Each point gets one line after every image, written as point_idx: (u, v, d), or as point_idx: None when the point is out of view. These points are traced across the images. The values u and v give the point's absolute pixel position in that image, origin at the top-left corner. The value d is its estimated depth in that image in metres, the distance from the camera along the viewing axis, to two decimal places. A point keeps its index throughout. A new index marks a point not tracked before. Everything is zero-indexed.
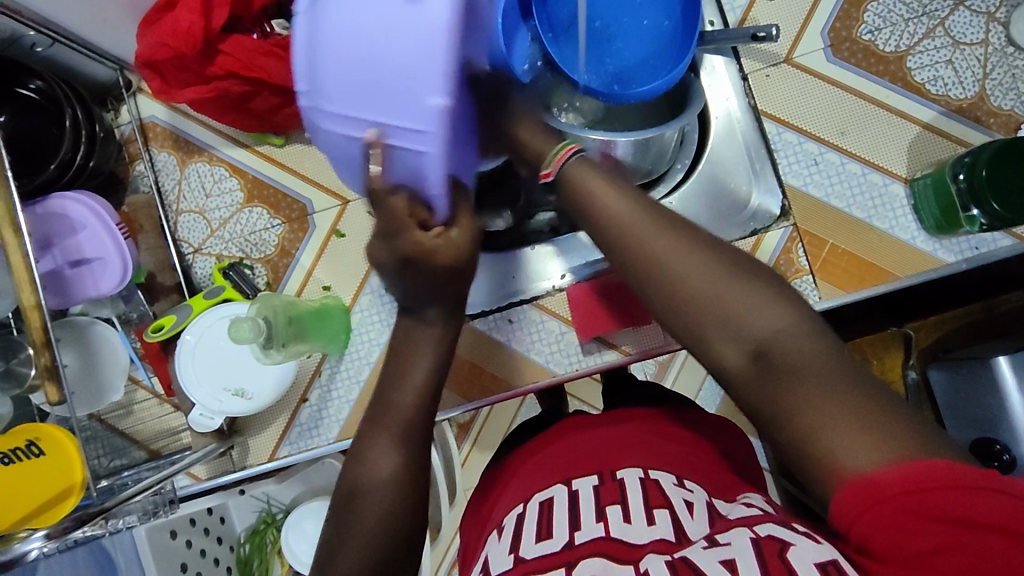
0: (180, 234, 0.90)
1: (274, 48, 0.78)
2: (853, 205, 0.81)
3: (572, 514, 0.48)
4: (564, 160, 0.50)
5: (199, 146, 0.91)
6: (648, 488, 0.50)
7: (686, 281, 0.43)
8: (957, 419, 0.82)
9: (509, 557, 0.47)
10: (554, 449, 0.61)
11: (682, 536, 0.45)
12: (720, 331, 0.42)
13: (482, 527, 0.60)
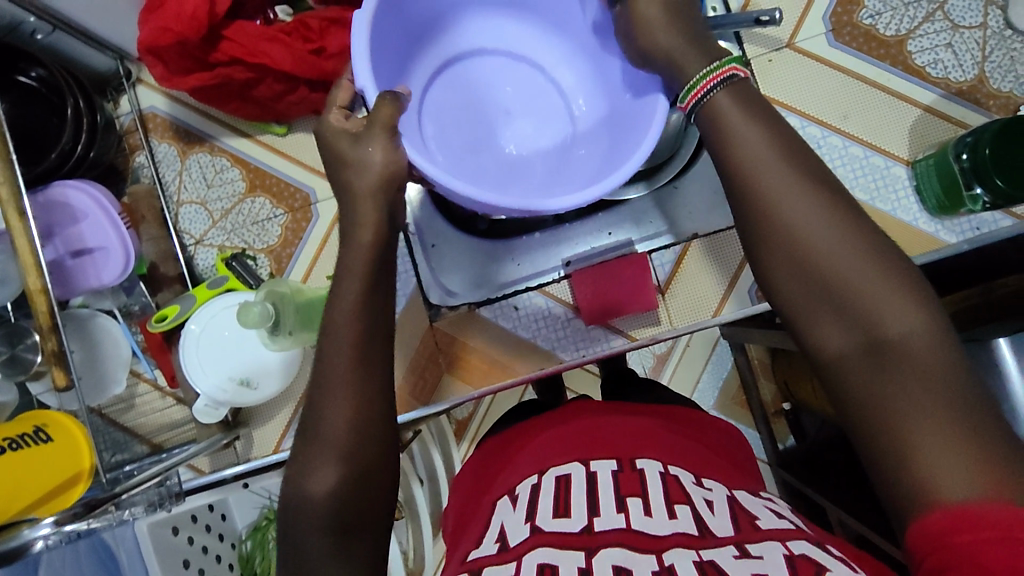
0: (181, 225, 0.89)
1: (278, 34, 0.78)
2: (856, 187, 0.82)
3: (592, 500, 0.48)
4: (694, 104, 0.47)
5: (199, 136, 0.90)
6: (668, 484, 0.49)
7: (795, 227, 0.41)
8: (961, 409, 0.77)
9: (525, 526, 0.47)
10: (566, 427, 0.60)
11: (705, 530, 0.45)
12: (798, 280, 0.41)
13: (480, 500, 0.59)
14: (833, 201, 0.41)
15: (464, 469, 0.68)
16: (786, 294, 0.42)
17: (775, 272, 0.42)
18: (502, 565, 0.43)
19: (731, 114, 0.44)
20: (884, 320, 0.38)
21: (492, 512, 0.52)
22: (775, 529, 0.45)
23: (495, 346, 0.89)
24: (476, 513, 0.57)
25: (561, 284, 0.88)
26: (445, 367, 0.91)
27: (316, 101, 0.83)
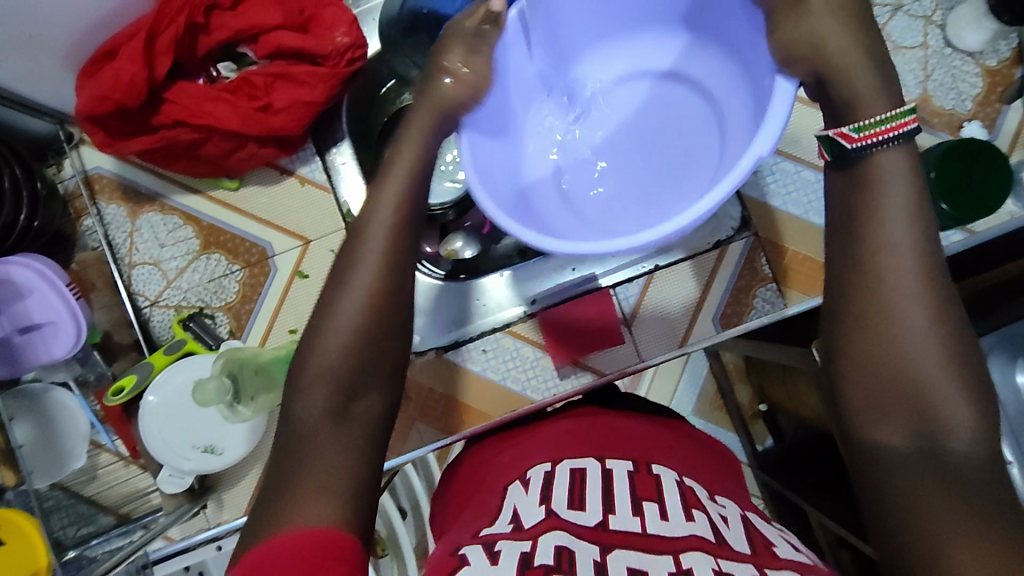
0: (135, 287, 0.87)
1: (221, 93, 0.77)
2: (811, 212, 0.85)
3: (607, 498, 0.48)
4: (872, 141, 0.43)
5: (149, 195, 0.88)
6: (685, 492, 0.50)
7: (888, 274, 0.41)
8: None
9: (540, 508, 0.47)
10: (578, 424, 0.61)
11: (723, 537, 0.45)
12: (869, 328, 0.41)
13: (477, 484, 0.58)
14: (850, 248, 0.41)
15: (461, 462, 0.65)
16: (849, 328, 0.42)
17: (850, 312, 0.42)
18: (517, 540, 0.44)
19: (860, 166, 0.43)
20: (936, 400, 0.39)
21: (503, 493, 0.52)
22: (793, 559, 0.45)
23: (465, 389, 0.88)
24: (474, 497, 0.56)
25: (527, 322, 0.88)
26: (414, 415, 0.88)
27: (266, 155, 0.81)
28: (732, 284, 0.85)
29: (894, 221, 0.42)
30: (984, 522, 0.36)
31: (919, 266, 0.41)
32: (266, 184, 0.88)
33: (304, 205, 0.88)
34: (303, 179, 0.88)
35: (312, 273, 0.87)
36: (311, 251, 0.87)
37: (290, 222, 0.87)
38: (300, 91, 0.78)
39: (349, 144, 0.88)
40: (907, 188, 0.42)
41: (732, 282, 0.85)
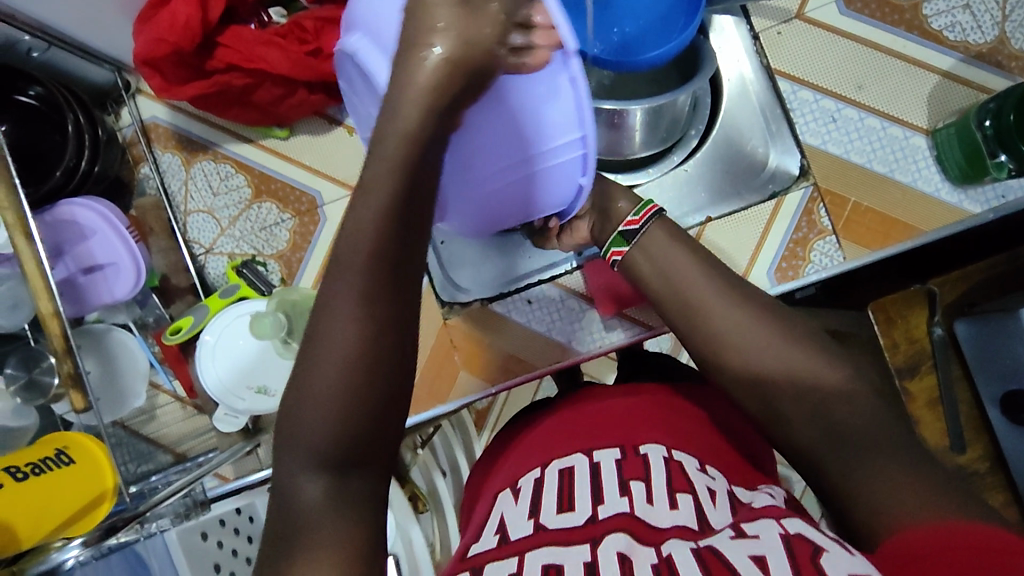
0: (190, 235, 0.89)
1: (273, 37, 0.77)
2: (874, 160, 0.80)
3: (595, 488, 0.48)
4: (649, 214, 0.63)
5: (202, 144, 0.90)
6: (672, 470, 0.50)
7: (703, 299, 0.56)
8: (986, 373, 0.79)
9: (528, 522, 0.47)
10: (566, 418, 0.62)
11: (704, 524, 0.45)
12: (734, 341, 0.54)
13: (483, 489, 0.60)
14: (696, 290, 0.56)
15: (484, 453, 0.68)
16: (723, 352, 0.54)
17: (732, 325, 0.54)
18: (502, 560, 0.43)
19: (656, 239, 0.61)
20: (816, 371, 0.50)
21: (493, 505, 0.53)
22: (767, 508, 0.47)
23: (509, 340, 0.87)
24: (482, 499, 0.58)
25: (575, 275, 0.87)
26: (460, 362, 0.87)
27: (316, 102, 0.82)
28: (787, 237, 0.81)
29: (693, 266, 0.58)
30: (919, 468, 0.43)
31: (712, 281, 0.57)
32: (315, 134, 0.88)
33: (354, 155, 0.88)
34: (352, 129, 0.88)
35: None
36: None
37: (339, 171, 0.88)
38: None
39: None
40: (675, 249, 0.60)
41: (789, 234, 0.81)
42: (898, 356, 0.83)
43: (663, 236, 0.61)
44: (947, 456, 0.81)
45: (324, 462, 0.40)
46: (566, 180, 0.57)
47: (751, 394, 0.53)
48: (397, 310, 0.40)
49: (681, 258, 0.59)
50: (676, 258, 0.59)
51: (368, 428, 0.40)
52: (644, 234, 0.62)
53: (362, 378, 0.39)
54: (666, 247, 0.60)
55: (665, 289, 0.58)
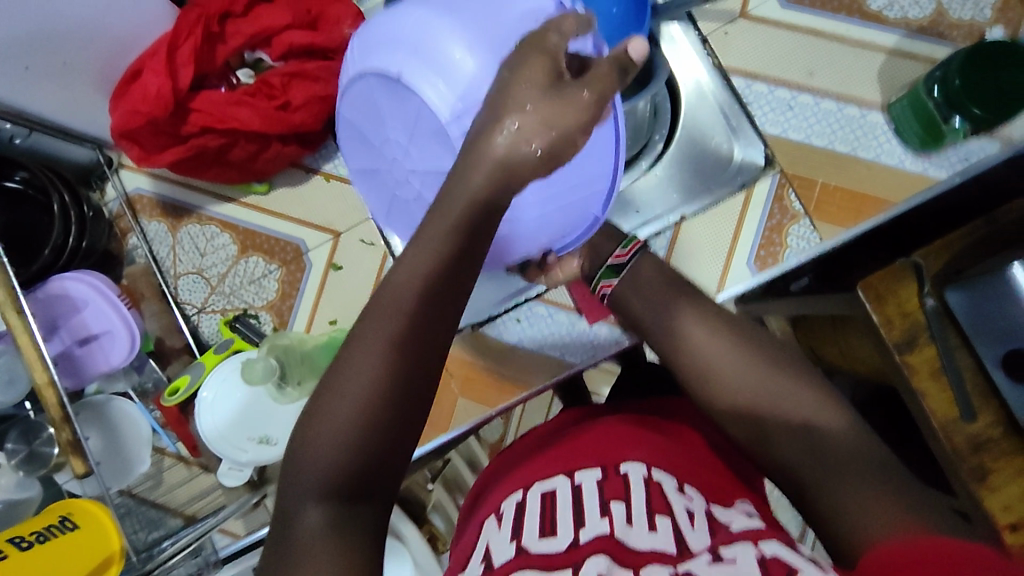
0: (182, 297, 0.91)
1: (242, 97, 0.80)
2: (835, 141, 0.83)
3: (576, 513, 0.49)
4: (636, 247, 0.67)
5: (187, 209, 0.92)
6: (652, 494, 0.51)
7: (682, 326, 0.61)
8: (986, 339, 0.76)
9: (511, 546, 0.48)
10: (561, 448, 0.61)
11: (682, 548, 0.46)
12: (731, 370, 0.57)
13: (477, 510, 0.61)
14: (688, 305, 0.62)
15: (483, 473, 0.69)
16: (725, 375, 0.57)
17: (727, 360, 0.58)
18: None
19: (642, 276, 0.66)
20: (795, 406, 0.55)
21: (480, 531, 0.54)
22: (744, 531, 0.49)
23: (504, 361, 0.88)
24: (476, 519, 0.58)
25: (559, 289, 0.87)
26: (457, 389, 0.88)
27: (290, 153, 0.86)
28: (762, 226, 0.84)
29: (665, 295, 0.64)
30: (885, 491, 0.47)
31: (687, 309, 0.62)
32: (294, 185, 0.91)
33: (334, 200, 0.90)
34: (328, 176, 0.91)
35: (346, 263, 0.89)
36: (342, 243, 0.90)
37: (319, 217, 0.90)
38: (316, 87, 0.82)
39: None
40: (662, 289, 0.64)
41: (764, 223, 0.84)
42: (895, 332, 0.78)
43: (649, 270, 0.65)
44: (958, 427, 0.77)
45: (321, 477, 0.41)
46: (581, 211, 0.59)
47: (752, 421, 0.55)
48: (371, 326, 0.41)
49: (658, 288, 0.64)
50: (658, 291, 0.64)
51: (364, 454, 0.41)
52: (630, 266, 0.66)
53: (347, 406, 0.40)
54: (652, 287, 0.64)
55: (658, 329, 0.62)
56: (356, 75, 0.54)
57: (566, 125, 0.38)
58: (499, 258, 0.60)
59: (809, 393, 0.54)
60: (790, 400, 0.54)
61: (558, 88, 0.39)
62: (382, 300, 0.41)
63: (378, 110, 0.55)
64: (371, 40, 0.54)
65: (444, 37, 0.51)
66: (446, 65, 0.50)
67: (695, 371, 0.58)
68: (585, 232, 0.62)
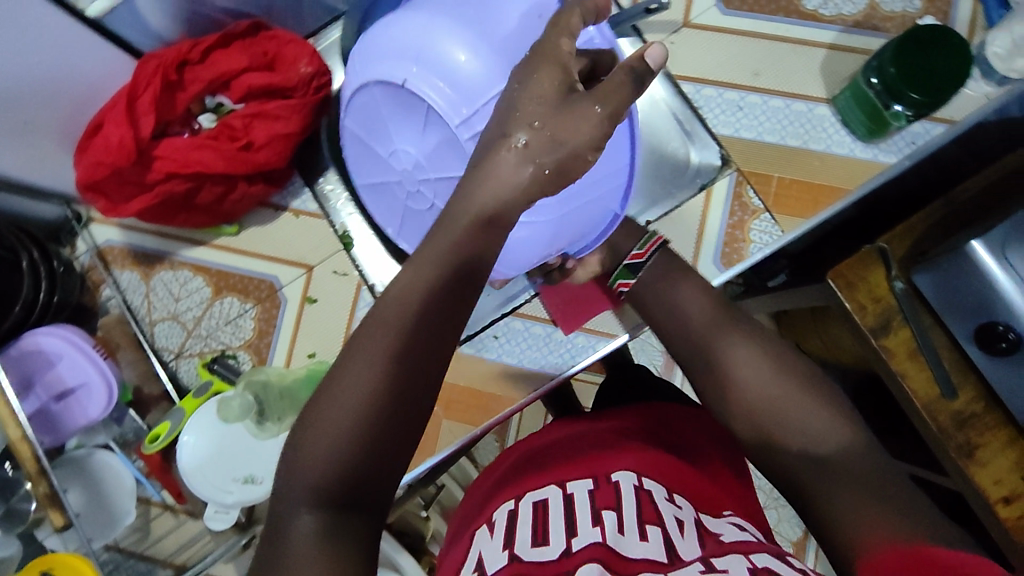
0: (158, 344, 0.90)
1: (205, 140, 0.82)
2: (786, 136, 0.85)
3: (568, 522, 0.50)
4: (651, 247, 0.69)
5: (158, 256, 0.92)
6: (643, 505, 0.52)
7: (700, 326, 0.63)
8: (956, 314, 0.82)
9: (504, 554, 0.48)
10: (554, 459, 0.63)
11: (673, 557, 0.46)
12: (751, 368, 0.59)
13: (469, 522, 0.62)
14: (712, 309, 0.64)
15: (468, 492, 0.69)
16: (744, 371, 0.59)
17: (745, 360, 0.60)
18: None
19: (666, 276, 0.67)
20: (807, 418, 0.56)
21: (472, 543, 0.54)
22: (738, 542, 0.49)
23: (485, 381, 0.88)
24: (468, 531, 0.59)
25: (533, 303, 0.87)
26: (440, 413, 0.89)
27: (257, 192, 0.87)
28: (724, 223, 0.85)
29: (692, 299, 0.65)
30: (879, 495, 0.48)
31: (709, 315, 0.64)
32: (264, 224, 0.92)
33: (306, 234, 0.91)
34: (297, 212, 0.92)
35: (320, 296, 0.90)
36: (315, 277, 0.90)
37: (290, 253, 0.91)
38: (277, 125, 0.84)
39: (333, 170, 0.92)
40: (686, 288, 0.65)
41: (725, 222, 0.84)
42: (869, 317, 0.85)
43: (663, 266, 0.68)
44: (942, 404, 0.84)
45: (319, 496, 0.43)
46: (601, 208, 0.63)
47: (758, 422, 0.57)
48: None
49: (677, 290, 0.66)
50: (681, 292, 0.65)
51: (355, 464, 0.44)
52: (649, 264, 0.68)
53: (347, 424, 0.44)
54: (672, 285, 0.66)
55: (674, 328, 0.64)
56: (360, 86, 0.60)
57: (576, 141, 0.45)
58: (517, 260, 0.64)
59: (812, 400, 0.56)
60: (782, 398, 0.56)
61: (567, 101, 0.45)
62: (379, 332, 0.45)
63: (386, 118, 0.61)
64: (378, 47, 0.59)
65: (443, 39, 0.56)
66: (449, 67, 0.56)
67: (710, 370, 0.60)
68: (606, 230, 0.66)
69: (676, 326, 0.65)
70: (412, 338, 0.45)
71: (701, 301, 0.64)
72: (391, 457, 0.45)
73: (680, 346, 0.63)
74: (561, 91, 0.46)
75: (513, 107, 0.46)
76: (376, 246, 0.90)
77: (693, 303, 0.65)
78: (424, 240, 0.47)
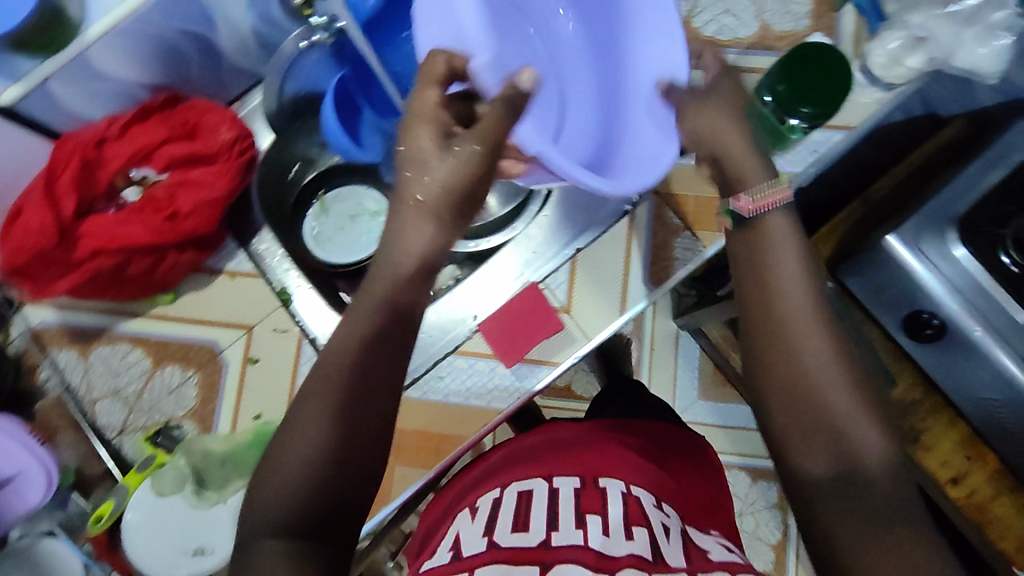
0: (100, 422, 0.88)
1: (130, 214, 0.83)
2: None
3: (550, 517, 0.56)
4: (765, 205, 0.55)
5: (94, 332, 0.91)
6: (629, 510, 0.58)
7: (781, 299, 0.53)
8: (883, 304, 0.88)
9: (482, 540, 0.54)
10: (535, 468, 0.69)
11: (658, 554, 0.52)
12: (821, 365, 0.52)
13: (455, 509, 0.70)
14: (811, 279, 0.54)
15: (435, 505, 0.76)
16: (808, 354, 0.52)
17: (819, 348, 0.52)
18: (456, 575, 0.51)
19: (769, 227, 0.55)
20: (861, 445, 0.51)
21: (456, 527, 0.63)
22: (723, 559, 0.55)
23: (436, 420, 0.88)
24: (455, 514, 0.68)
25: (473, 339, 0.89)
26: (393, 458, 0.88)
27: (188, 259, 0.87)
28: (649, 244, 0.89)
29: (790, 266, 0.54)
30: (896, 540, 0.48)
31: (805, 290, 0.54)
32: (199, 289, 0.92)
33: (243, 295, 0.92)
34: (232, 273, 0.93)
35: (262, 355, 0.89)
36: (255, 336, 0.90)
37: (229, 315, 0.92)
38: (203, 192, 0.85)
39: (266, 230, 0.94)
40: (787, 247, 0.55)
41: (649, 244, 0.89)
42: None
43: (772, 222, 0.55)
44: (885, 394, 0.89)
45: (284, 522, 0.49)
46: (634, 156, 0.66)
47: (798, 426, 0.52)
48: None
49: (772, 251, 0.55)
50: (775, 249, 0.54)
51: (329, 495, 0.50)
52: (755, 213, 0.55)
53: (323, 456, 0.51)
54: (769, 237, 0.55)
55: (749, 285, 0.55)
56: None
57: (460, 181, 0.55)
58: None
59: (868, 420, 0.52)
60: (844, 408, 0.51)
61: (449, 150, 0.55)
62: (343, 376, 0.52)
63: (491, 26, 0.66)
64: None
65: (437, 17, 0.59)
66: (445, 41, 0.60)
67: (775, 348, 0.53)
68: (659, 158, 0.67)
69: (755, 290, 0.55)
70: (358, 378, 0.53)
71: (797, 267, 0.54)
72: (351, 480, 0.51)
73: (749, 308, 0.55)
74: (438, 138, 0.56)
75: (420, 162, 0.55)
76: (315, 301, 0.91)
77: (790, 271, 0.54)
78: (366, 284, 0.56)
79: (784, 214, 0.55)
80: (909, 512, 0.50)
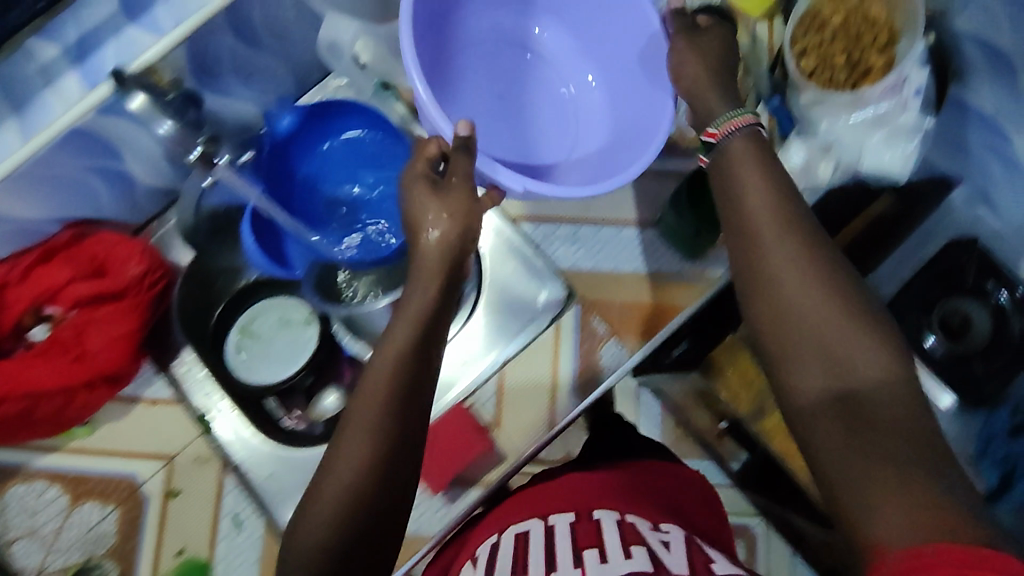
0: (16, 564, 0.85)
1: (35, 358, 0.80)
2: (620, 263, 0.90)
3: (554, 559, 0.57)
4: (728, 129, 0.59)
5: (7, 470, 0.87)
6: (627, 530, 0.60)
7: (757, 217, 0.55)
8: None
9: None
10: (547, 488, 0.71)
11: (659, 567, 0.54)
12: (794, 277, 0.52)
13: (463, 545, 0.71)
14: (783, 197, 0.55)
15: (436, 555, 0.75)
16: (781, 267, 0.53)
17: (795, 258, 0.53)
18: None
19: (738, 149, 0.58)
20: (856, 358, 0.49)
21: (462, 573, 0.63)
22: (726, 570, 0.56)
23: None
24: (460, 554, 0.69)
25: None
26: None
27: (100, 396, 0.85)
28: (576, 353, 0.89)
29: (759, 183, 0.56)
30: (901, 464, 0.44)
31: (777, 209, 0.55)
32: (118, 419, 0.89)
33: (165, 425, 0.90)
34: (152, 401, 0.90)
35: (184, 488, 0.88)
36: (176, 469, 0.89)
37: (148, 446, 0.89)
38: (114, 328, 0.83)
39: (190, 350, 0.92)
40: (752, 167, 0.57)
41: (577, 353, 0.89)
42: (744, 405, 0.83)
43: (742, 143, 0.59)
44: None
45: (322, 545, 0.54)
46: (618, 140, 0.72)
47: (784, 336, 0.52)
48: None
49: (742, 171, 0.57)
50: (744, 171, 0.57)
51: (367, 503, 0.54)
52: (725, 143, 0.59)
53: (356, 479, 0.54)
54: (740, 162, 0.58)
55: (728, 214, 0.57)
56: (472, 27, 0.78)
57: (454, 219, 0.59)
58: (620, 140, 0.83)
59: (856, 329, 0.50)
60: (834, 333, 0.50)
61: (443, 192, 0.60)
62: (378, 396, 0.56)
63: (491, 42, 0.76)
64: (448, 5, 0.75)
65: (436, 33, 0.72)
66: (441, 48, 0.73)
67: (748, 262, 0.54)
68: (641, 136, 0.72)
69: (731, 218, 0.57)
70: (393, 386, 0.56)
71: (765, 187, 0.56)
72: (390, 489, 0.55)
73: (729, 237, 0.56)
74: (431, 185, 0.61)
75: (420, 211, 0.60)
76: (240, 428, 0.90)
77: (758, 188, 0.56)
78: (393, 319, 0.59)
79: (746, 139, 0.59)
80: (917, 427, 0.46)
